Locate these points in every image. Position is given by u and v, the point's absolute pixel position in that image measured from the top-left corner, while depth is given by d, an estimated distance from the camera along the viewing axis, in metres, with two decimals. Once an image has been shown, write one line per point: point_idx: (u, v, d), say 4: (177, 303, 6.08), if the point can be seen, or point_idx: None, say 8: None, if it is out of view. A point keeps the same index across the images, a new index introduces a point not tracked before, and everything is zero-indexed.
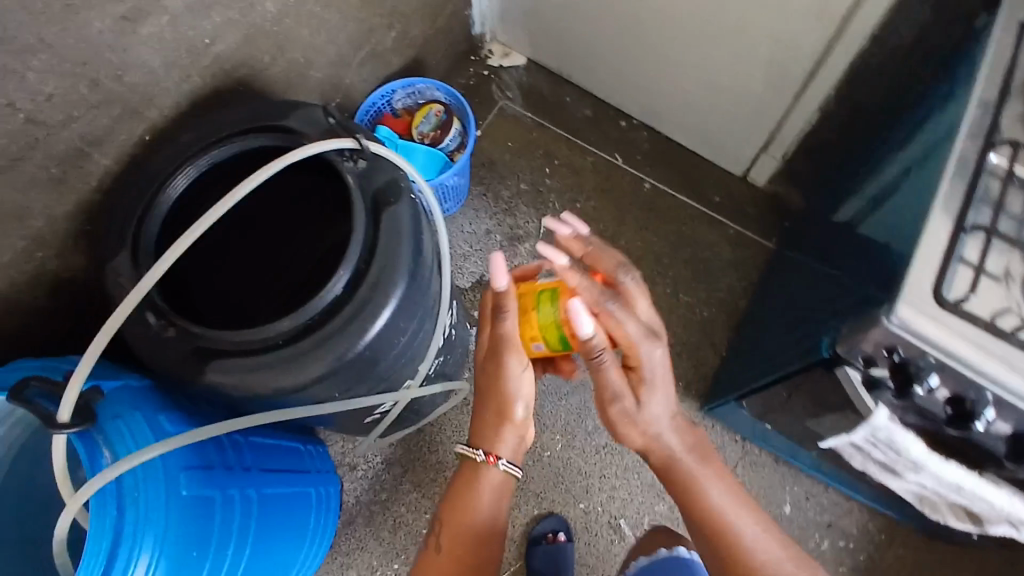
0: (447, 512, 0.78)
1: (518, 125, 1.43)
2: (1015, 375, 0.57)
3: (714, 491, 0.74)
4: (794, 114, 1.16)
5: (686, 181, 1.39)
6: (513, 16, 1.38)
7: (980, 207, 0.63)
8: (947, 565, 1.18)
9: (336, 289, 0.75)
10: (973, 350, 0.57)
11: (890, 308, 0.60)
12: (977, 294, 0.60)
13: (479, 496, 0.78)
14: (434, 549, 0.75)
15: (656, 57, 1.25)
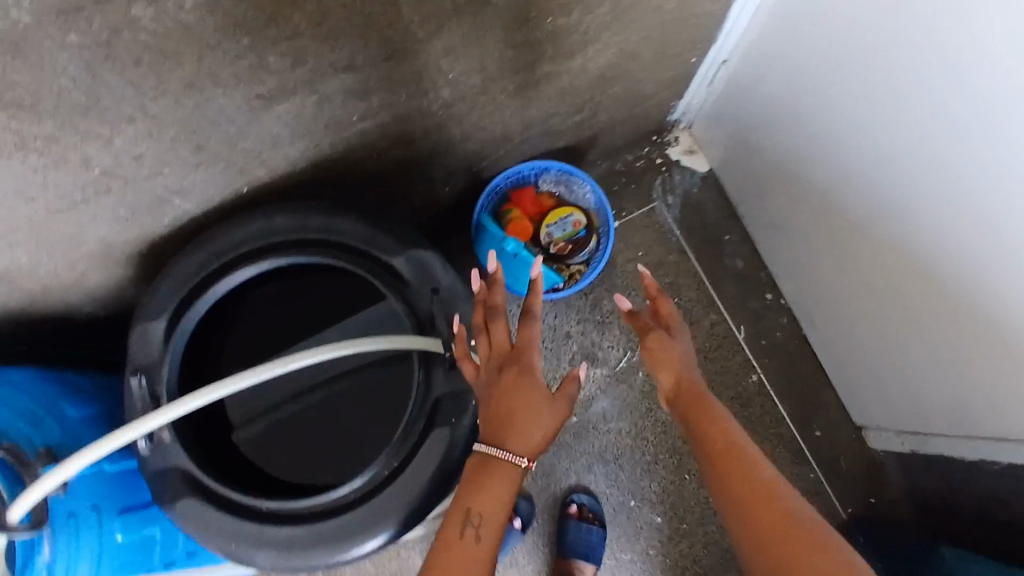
0: (480, 496, 0.61)
1: (661, 239, 1.24)
2: None
3: (717, 422, 0.67)
4: (964, 444, 0.96)
5: (799, 398, 1.19)
6: (722, 127, 1.16)
7: None
8: None
9: (343, 494, 0.69)
10: None
11: None
12: None
13: (512, 490, 0.62)
14: (471, 539, 0.60)
15: (841, 281, 1.03)
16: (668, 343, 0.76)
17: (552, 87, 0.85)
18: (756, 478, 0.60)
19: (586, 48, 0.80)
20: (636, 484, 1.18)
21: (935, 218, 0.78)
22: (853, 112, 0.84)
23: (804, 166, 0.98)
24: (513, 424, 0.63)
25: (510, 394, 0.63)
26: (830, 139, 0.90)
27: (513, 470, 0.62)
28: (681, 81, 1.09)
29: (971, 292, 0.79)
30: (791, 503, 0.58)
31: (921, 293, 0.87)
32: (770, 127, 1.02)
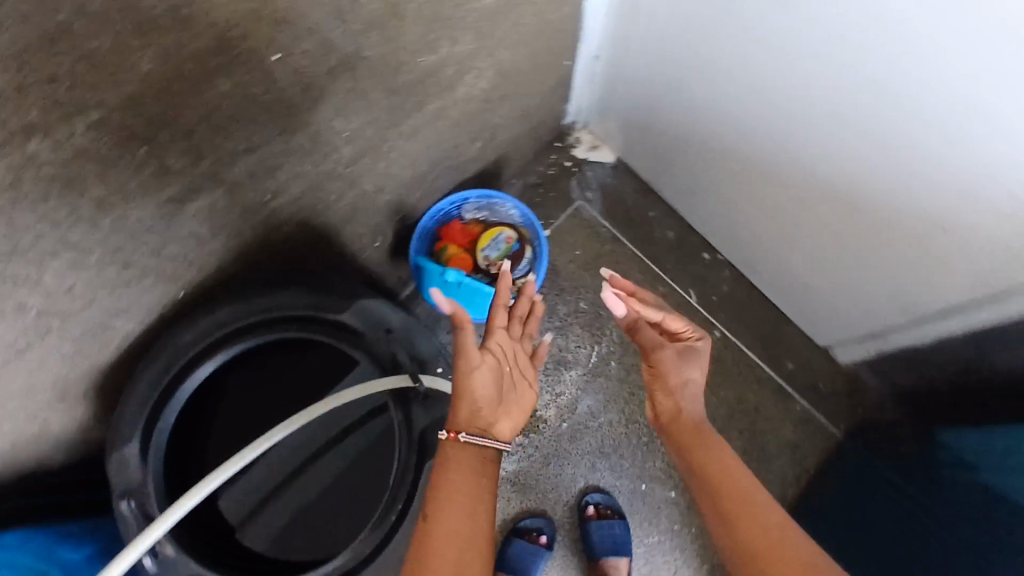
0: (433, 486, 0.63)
1: (592, 234, 1.29)
2: None
3: (725, 460, 0.73)
4: (919, 331, 1.01)
5: (763, 340, 1.25)
6: (614, 116, 1.23)
7: None
8: None
9: (357, 552, 0.70)
10: None
11: None
12: None
13: (466, 470, 0.63)
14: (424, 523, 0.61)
15: (764, 218, 1.09)
16: (679, 364, 0.79)
17: (446, 121, 0.90)
18: (765, 514, 0.66)
19: (466, 75, 0.85)
20: (642, 468, 1.20)
21: (822, 134, 0.85)
22: (720, 64, 0.91)
23: (696, 126, 1.05)
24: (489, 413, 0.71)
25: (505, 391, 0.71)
26: (709, 94, 0.97)
27: (461, 451, 0.63)
28: (564, 85, 1.15)
29: (872, 189, 0.85)
30: (799, 541, 0.63)
31: (833, 204, 0.93)
32: (656, 101, 1.09)
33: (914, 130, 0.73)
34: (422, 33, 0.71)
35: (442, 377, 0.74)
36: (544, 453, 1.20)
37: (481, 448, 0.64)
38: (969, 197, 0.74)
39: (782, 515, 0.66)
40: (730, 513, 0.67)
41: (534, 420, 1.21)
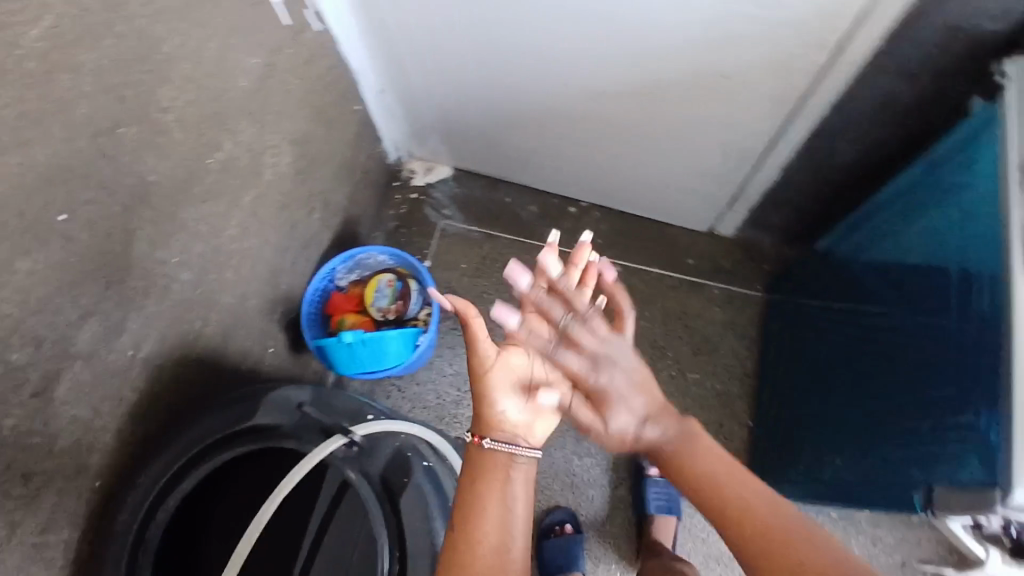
0: (466, 493, 0.65)
1: (467, 243, 1.34)
2: None
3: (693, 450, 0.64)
4: (768, 172, 1.09)
5: (656, 251, 1.32)
6: (428, 134, 1.28)
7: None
8: None
9: None
10: None
11: (1004, 492, 0.55)
12: None
13: (496, 476, 0.65)
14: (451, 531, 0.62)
15: (597, 148, 1.16)
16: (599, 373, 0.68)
17: (272, 206, 0.92)
18: (761, 495, 0.59)
19: (264, 158, 0.88)
20: None
21: (589, 51, 0.92)
22: (479, 38, 0.96)
23: (494, 103, 1.11)
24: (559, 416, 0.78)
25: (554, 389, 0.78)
26: (486, 67, 1.03)
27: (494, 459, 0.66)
28: (369, 129, 1.20)
29: (656, 75, 0.93)
30: (780, 521, 0.56)
31: (636, 105, 1.01)
32: (451, 101, 1.15)
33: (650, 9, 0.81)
34: (196, 136, 0.74)
35: (375, 422, 0.74)
36: None
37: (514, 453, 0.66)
38: (725, 37, 0.82)
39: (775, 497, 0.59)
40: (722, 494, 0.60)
41: None
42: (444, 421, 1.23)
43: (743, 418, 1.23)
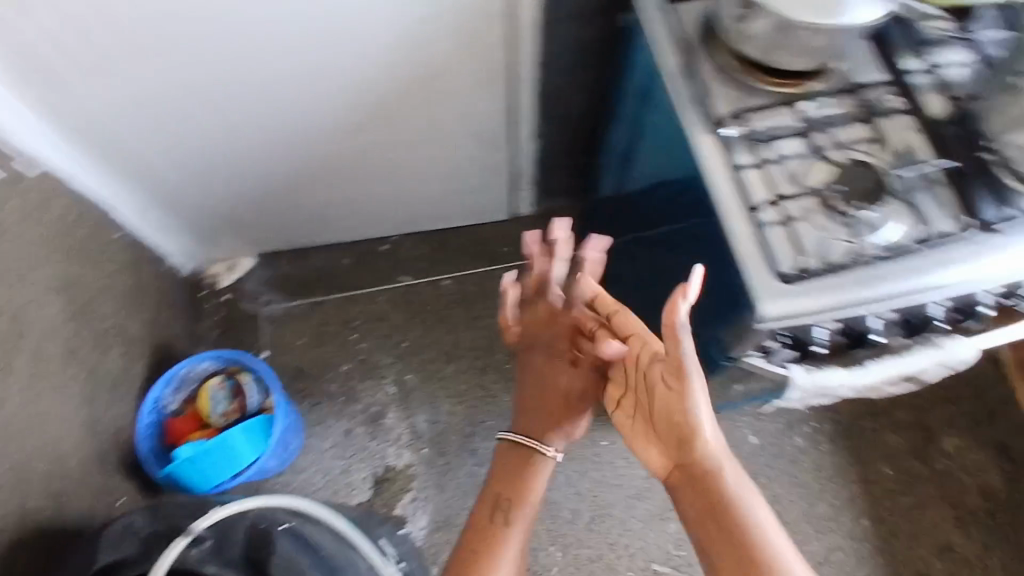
0: (505, 485, 0.85)
1: (296, 319, 1.34)
2: (839, 299, 0.61)
3: (713, 449, 0.66)
4: (521, 148, 1.20)
5: (475, 252, 1.40)
6: (213, 233, 1.28)
7: (743, 172, 0.66)
8: None
9: None
10: (810, 304, 0.61)
11: (756, 311, 0.61)
12: (800, 246, 0.63)
13: (525, 462, 0.87)
14: (500, 518, 0.82)
15: (368, 183, 1.20)
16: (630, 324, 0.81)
17: (58, 357, 0.88)
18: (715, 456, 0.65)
19: (27, 314, 0.84)
20: (501, 411, 1.28)
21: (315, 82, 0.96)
22: (205, 119, 0.99)
23: (257, 176, 1.13)
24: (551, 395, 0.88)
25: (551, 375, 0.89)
26: (232, 139, 1.04)
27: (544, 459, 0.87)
28: (147, 250, 1.17)
29: (377, 94, 0.99)
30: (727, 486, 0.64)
31: (376, 129, 1.07)
32: (217, 190, 1.15)
33: (337, 34, 0.88)
34: None
35: (212, 512, 0.75)
36: (435, 480, 1.24)
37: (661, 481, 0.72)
38: (417, 33, 0.89)
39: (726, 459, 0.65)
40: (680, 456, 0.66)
41: (403, 471, 1.24)
42: (340, 493, 1.22)
43: None
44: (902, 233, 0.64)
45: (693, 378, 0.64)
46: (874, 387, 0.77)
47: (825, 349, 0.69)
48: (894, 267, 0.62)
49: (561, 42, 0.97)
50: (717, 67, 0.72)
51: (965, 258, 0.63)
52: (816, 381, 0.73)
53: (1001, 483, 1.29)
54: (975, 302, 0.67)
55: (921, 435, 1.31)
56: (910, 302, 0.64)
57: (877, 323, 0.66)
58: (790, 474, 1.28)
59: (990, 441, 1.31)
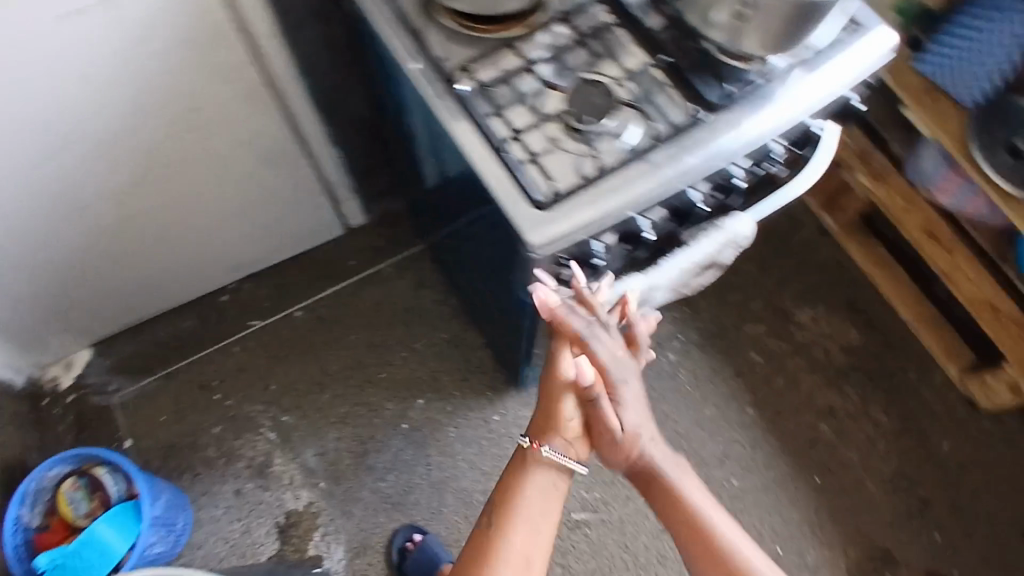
0: None
1: (151, 399, 1.29)
2: (598, 212, 0.64)
3: (695, 497, 0.74)
4: (322, 161, 1.17)
5: (320, 273, 1.36)
6: (31, 338, 1.19)
7: (483, 118, 0.67)
8: (736, 280, 1.42)
9: None
10: (573, 223, 0.64)
11: (527, 243, 0.64)
12: (552, 173, 0.65)
13: None
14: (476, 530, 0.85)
15: (175, 240, 1.15)
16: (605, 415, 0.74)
17: None
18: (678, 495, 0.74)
19: None
20: (388, 420, 1.27)
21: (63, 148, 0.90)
22: None
23: (50, 266, 1.06)
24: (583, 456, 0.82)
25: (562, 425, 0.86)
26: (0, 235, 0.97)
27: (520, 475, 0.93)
28: None
29: (141, 150, 0.96)
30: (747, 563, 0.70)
31: (156, 183, 1.02)
32: (12, 293, 1.07)
33: (66, 104, 0.84)
34: None
35: None
36: (342, 509, 1.22)
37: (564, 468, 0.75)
38: (151, 72, 0.86)
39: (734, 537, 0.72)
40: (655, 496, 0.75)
41: (307, 512, 1.21)
42: (248, 554, 1.19)
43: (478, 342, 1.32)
44: (641, 134, 0.67)
45: (640, 437, 0.75)
46: (680, 283, 0.83)
47: (608, 259, 0.72)
48: (641, 169, 0.66)
49: (314, 44, 0.95)
50: (443, 29, 0.72)
51: (701, 142, 0.67)
52: (624, 287, 0.75)
53: (856, 336, 1.39)
54: (728, 178, 0.72)
55: (779, 316, 1.40)
56: (666, 195, 0.68)
57: (645, 222, 0.69)
58: (674, 389, 1.34)
59: (838, 301, 1.42)
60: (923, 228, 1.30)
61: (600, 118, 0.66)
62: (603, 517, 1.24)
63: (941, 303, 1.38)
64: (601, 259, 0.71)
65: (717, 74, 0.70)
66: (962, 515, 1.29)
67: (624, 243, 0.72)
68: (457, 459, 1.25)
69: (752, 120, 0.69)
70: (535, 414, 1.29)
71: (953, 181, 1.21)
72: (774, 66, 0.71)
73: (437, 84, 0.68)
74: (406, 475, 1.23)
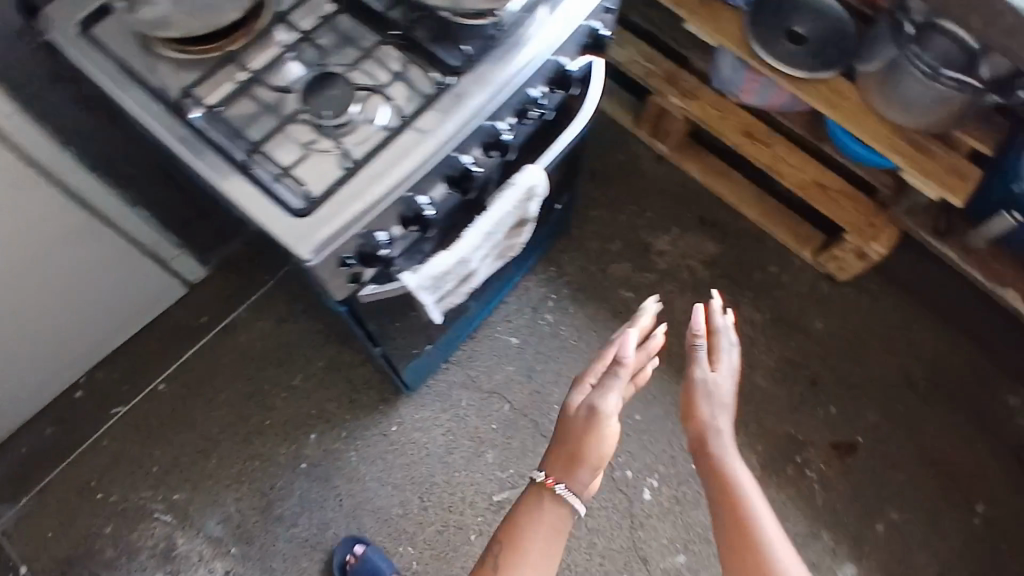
0: (512, 523, 0.80)
1: (30, 520, 1.20)
2: (362, 204, 0.63)
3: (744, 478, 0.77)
4: (130, 229, 1.09)
5: (175, 338, 1.29)
6: None
7: (223, 141, 0.65)
8: (591, 226, 1.45)
9: None
10: (337, 222, 0.63)
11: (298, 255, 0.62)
12: (306, 178, 0.64)
13: (541, 517, 0.80)
14: (491, 559, 0.77)
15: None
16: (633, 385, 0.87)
17: None
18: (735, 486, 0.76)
19: None
20: (285, 464, 1.23)
21: None
22: None
23: None
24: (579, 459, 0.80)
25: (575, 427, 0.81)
26: None
27: (544, 497, 0.80)
28: None
29: None
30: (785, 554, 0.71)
31: None
32: None
33: None
34: None
35: None
36: (261, 568, 1.18)
37: (568, 506, 0.80)
38: None
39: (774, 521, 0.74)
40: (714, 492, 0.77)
41: None
42: None
43: (357, 358, 1.29)
44: (389, 115, 0.67)
45: (727, 454, 0.79)
46: (491, 248, 0.83)
47: (398, 243, 0.72)
48: (396, 149, 0.65)
49: (61, 109, 0.88)
50: (166, 62, 0.69)
51: (450, 108, 0.67)
52: (431, 271, 0.75)
53: (714, 247, 1.45)
54: (496, 135, 0.73)
55: (640, 249, 1.44)
56: (432, 166, 0.67)
57: (421, 199, 0.69)
58: (561, 347, 1.35)
59: (690, 219, 1.47)
60: (742, 131, 1.34)
61: (341, 111, 0.66)
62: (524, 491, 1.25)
63: (780, 196, 1.45)
64: (389, 246, 0.71)
65: (452, 38, 0.70)
66: (848, 382, 1.37)
67: (410, 224, 0.72)
68: (366, 480, 1.23)
69: (499, 72, 0.69)
70: (433, 412, 1.28)
71: (752, 82, 1.27)
72: (506, 14, 0.69)
73: (167, 121, 0.66)
74: (318, 513, 1.21)
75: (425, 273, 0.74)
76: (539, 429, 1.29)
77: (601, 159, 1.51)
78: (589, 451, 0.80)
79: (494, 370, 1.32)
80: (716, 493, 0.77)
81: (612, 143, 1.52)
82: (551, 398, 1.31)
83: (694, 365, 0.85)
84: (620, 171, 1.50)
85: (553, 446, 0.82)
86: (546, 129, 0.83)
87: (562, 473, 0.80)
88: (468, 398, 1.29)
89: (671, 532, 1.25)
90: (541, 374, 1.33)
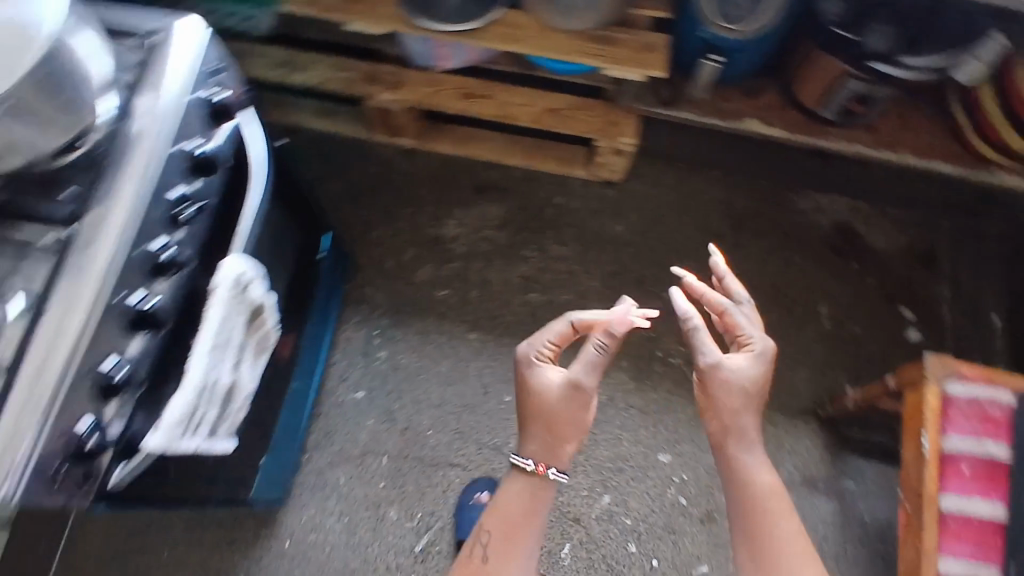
0: (499, 508, 0.92)
1: None
2: (29, 414, 0.56)
3: (763, 479, 0.89)
4: None
5: None
6: None
7: None
8: (378, 246, 1.41)
9: None
10: (11, 447, 0.55)
11: None
12: None
13: (529, 499, 0.92)
14: (480, 554, 0.90)
15: None
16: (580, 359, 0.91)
17: None
18: (762, 486, 0.88)
19: None
20: None
21: None
22: None
23: None
24: (560, 441, 0.92)
25: (548, 411, 0.91)
26: None
27: (531, 476, 0.92)
28: None
29: None
30: (800, 545, 0.85)
31: None
32: None
33: None
34: None
35: None
36: None
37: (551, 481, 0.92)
38: None
39: (792, 512, 0.87)
40: (735, 484, 0.89)
41: None
42: None
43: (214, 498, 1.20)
44: (21, 304, 0.59)
45: (749, 450, 0.90)
46: (238, 354, 0.79)
47: (111, 417, 0.66)
48: (42, 335, 0.58)
49: None
50: None
51: (83, 262, 0.61)
52: (169, 419, 0.68)
53: (497, 207, 1.45)
54: (156, 258, 0.68)
55: (433, 243, 1.42)
56: (96, 329, 0.61)
57: (105, 365, 0.63)
58: (406, 374, 1.32)
59: (464, 192, 1.46)
60: (462, 93, 1.31)
61: None
62: (439, 525, 1.23)
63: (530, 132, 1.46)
64: (100, 425, 0.64)
65: (52, 193, 0.64)
66: (668, 266, 1.43)
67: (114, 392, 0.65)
68: None
69: (118, 198, 0.63)
70: (315, 504, 1.22)
71: (442, 48, 1.26)
72: (98, 126, 0.64)
73: None
74: None
75: (163, 428, 0.67)
76: (424, 462, 1.27)
77: (355, 178, 1.46)
78: (569, 435, 0.92)
79: (354, 431, 1.28)
80: (733, 494, 0.90)
81: (358, 157, 1.47)
82: (421, 427, 1.29)
83: (699, 349, 0.91)
84: (379, 180, 1.46)
85: (530, 427, 0.92)
86: (217, 213, 0.77)
87: (551, 455, 0.92)
88: (343, 471, 1.25)
89: (588, 481, 1.30)
90: (400, 410, 1.30)
